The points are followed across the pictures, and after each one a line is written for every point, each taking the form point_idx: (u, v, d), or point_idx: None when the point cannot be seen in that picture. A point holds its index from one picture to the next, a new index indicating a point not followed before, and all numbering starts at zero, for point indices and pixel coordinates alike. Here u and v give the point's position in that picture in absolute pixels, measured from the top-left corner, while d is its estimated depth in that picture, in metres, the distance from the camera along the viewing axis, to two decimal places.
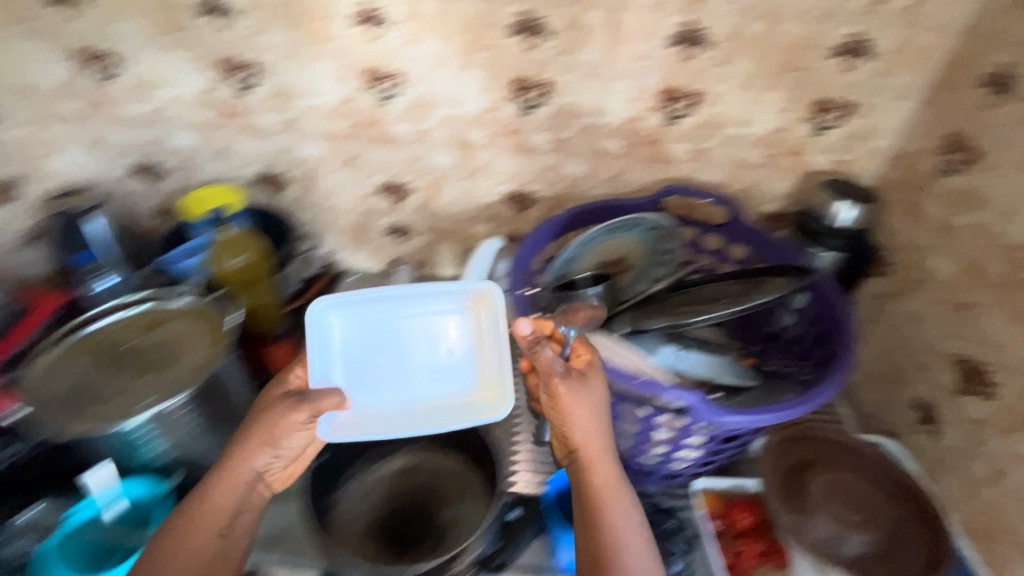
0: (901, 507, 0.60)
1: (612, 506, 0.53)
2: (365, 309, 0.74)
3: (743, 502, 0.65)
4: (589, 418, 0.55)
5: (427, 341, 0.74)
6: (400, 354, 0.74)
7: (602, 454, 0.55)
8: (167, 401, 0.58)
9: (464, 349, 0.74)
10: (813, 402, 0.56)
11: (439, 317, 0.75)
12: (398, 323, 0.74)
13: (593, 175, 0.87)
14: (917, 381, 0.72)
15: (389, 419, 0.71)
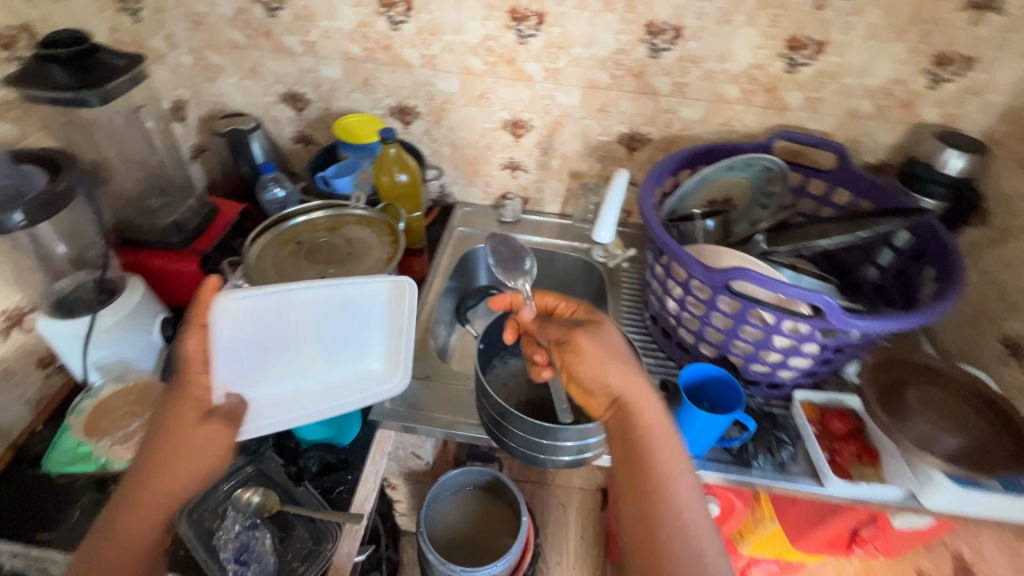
0: (986, 417, 0.69)
1: (658, 452, 0.55)
2: (266, 299, 0.62)
3: (836, 411, 0.75)
4: (615, 366, 0.58)
5: (329, 323, 0.68)
6: (297, 338, 0.67)
7: (642, 400, 0.58)
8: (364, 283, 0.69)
9: (367, 329, 0.71)
10: (929, 314, 0.64)
11: (343, 302, 0.67)
12: (298, 310, 0.65)
13: (706, 120, 0.93)
14: (1010, 320, 0.78)
15: (287, 402, 0.67)
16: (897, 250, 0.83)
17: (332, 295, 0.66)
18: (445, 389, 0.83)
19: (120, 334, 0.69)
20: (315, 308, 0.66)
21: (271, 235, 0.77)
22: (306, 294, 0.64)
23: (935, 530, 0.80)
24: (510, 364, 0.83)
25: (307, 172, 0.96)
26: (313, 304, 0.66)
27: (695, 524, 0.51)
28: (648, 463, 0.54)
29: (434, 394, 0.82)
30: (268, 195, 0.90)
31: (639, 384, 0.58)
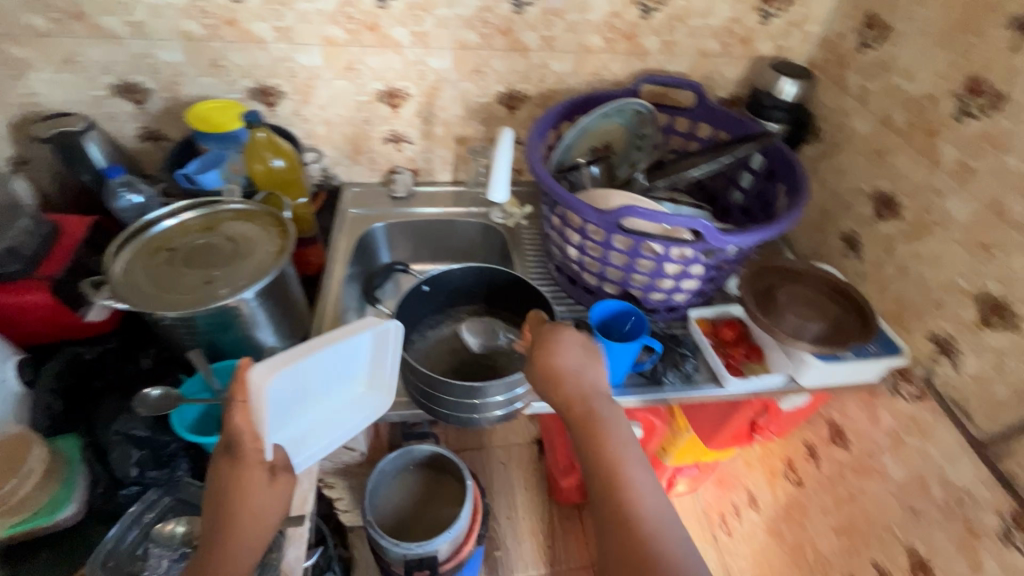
0: (838, 301, 0.82)
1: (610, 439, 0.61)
2: (285, 373, 0.59)
3: (726, 321, 0.85)
4: (566, 375, 0.64)
5: (338, 367, 0.67)
6: (311, 387, 0.65)
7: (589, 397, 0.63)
8: (260, 279, 0.65)
9: (361, 363, 0.70)
10: (786, 223, 0.74)
11: (348, 350, 0.66)
12: (310, 368, 0.63)
13: (576, 73, 0.97)
14: (845, 218, 0.92)
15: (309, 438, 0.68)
16: (755, 171, 0.94)
17: (338, 350, 0.64)
18: None
19: None
20: (327, 362, 0.65)
21: (137, 245, 0.69)
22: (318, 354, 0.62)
23: (811, 405, 0.94)
24: (428, 335, 0.84)
25: (166, 172, 0.87)
26: (324, 359, 0.64)
27: (649, 495, 0.58)
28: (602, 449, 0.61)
29: None
30: (121, 203, 0.80)
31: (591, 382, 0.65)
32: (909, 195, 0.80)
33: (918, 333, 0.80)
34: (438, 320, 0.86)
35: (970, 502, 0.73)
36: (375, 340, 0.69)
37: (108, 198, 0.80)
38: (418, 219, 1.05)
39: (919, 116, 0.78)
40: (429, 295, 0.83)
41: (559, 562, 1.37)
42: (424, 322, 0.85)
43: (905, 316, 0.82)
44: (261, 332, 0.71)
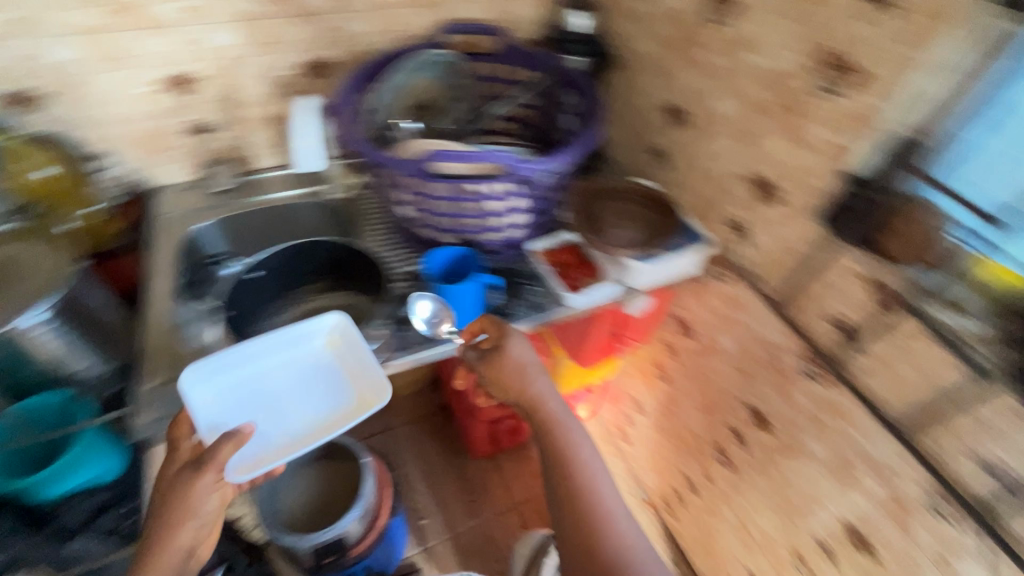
0: (651, 209, 0.91)
1: (565, 434, 0.76)
2: (224, 376, 0.74)
3: (563, 248, 0.91)
4: (519, 375, 0.76)
5: (304, 383, 0.77)
6: (276, 402, 0.75)
7: (543, 398, 0.77)
8: None
9: (329, 379, 0.77)
10: (585, 145, 0.81)
11: (302, 364, 0.78)
12: (266, 380, 0.76)
13: (377, 32, 0.95)
14: (650, 135, 1.02)
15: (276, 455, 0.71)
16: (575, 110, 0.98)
17: (289, 361, 0.78)
18: None
19: None
20: (280, 375, 0.77)
21: None
22: (269, 365, 0.77)
23: (657, 306, 1.05)
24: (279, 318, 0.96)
25: None
26: (275, 372, 0.77)
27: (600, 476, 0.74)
28: (556, 441, 0.75)
29: None
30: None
31: (537, 381, 0.77)
32: (690, 103, 0.90)
33: (717, 222, 0.93)
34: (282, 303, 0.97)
35: (778, 352, 0.88)
36: (330, 353, 0.79)
37: None
38: (244, 209, 0.99)
39: (683, 31, 0.88)
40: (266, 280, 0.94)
41: (484, 511, 1.43)
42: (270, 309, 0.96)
43: (706, 210, 0.94)
44: (64, 359, 0.73)
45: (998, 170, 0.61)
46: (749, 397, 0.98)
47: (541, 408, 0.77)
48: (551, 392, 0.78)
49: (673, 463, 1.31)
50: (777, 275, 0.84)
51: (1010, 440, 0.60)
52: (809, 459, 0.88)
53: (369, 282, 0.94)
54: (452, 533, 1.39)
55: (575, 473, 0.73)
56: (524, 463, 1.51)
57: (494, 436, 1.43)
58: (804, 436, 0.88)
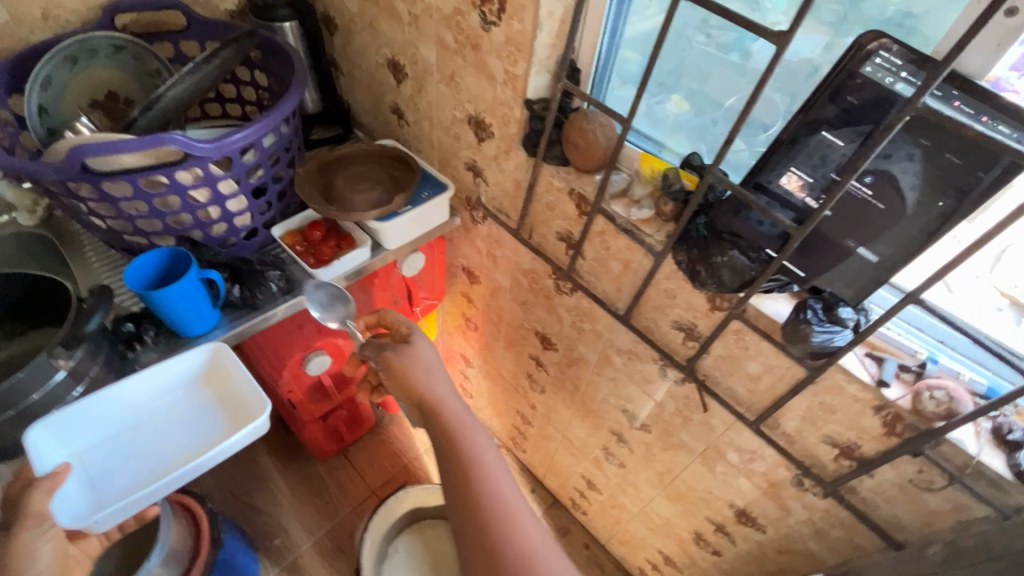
0: (390, 168, 0.92)
1: (471, 430, 0.77)
2: (83, 429, 0.68)
3: (310, 224, 0.88)
4: (428, 374, 0.77)
5: (184, 417, 0.74)
6: (146, 440, 0.72)
7: (445, 398, 0.77)
8: None
9: (211, 409, 0.75)
10: (283, 111, 0.76)
11: (183, 399, 0.75)
12: (145, 422, 0.73)
13: (19, 21, 0.81)
14: (384, 93, 1.00)
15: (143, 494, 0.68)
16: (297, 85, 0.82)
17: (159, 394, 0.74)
18: None
19: None
20: (157, 415, 0.73)
21: None
22: (145, 406, 0.73)
23: (433, 259, 1.09)
24: None
25: None
26: (152, 414, 0.73)
27: (499, 472, 0.76)
28: (459, 439, 0.76)
29: None
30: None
31: (440, 383, 0.78)
32: (401, 54, 0.90)
33: (460, 166, 0.95)
34: None
35: (538, 277, 0.94)
36: (210, 381, 0.76)
37: None
38: None
39: None
40: None
41: (342, 509, 1.38)
42: None
43: (449, 156, 0.96)
44: None
45: (675, 81, 0.70)
46: (534, 324, 1.04)
47: (445, 407, 0.77)
48: (452, 392, 0.79)
49: (507, 405, 1.37)
50: (515, 206, 0.89)
51: (690, 303, 0.71)
52: (587, 365, 0.97)
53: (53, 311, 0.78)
54: (312, 542, 1.32)
55: (473, 471, 0.74)
56: (374, 445, 1.50)
57: (333, 430, 1.37)
58: (579, 346, 0.96)
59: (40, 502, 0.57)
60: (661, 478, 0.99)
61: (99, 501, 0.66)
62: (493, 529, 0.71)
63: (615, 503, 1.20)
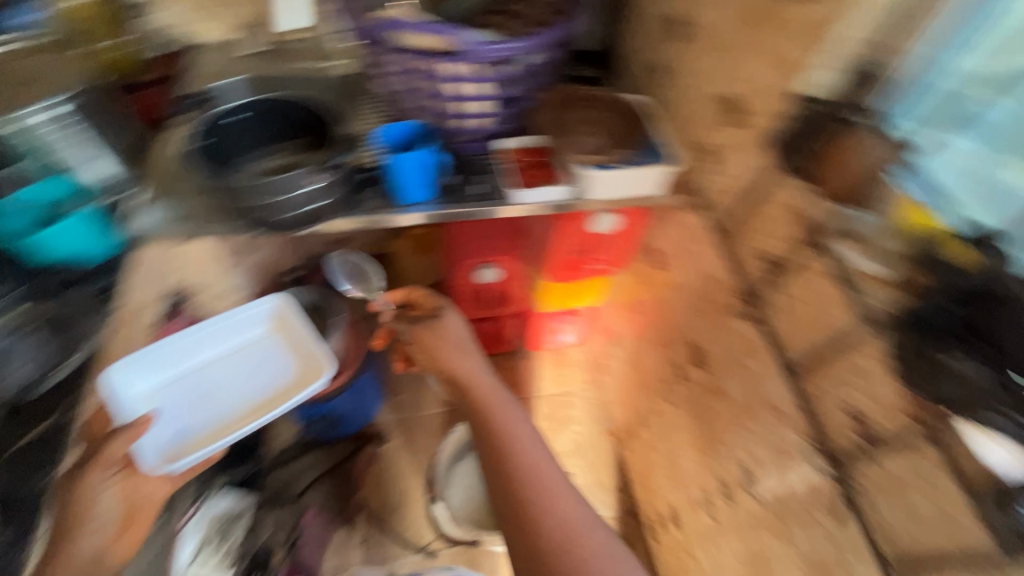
0: (626, 124, 0.90)
1: (498, 408, 0.89)
2: (157, 369, 0.86)
3: (531, 149, 0.92)
4: (458, 352, 0.97)
5: (249, 365, 0.92)
6: (216, 386, 0.90)
7: (474, 376, 0.94)
8: (57, 111, 0.78)
9: (272, 355, 0.93)
10: (551, 38, 0.82)
11: (244, 352, 0.92)
12: (213, 366, 0.91)
13: None
14: (650, 45, 0.98)
15: (218, 434, 0.85)
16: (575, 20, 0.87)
17: (227, 349, 0.92)
18: (197, 205, 0.84)
19: None
20: (222, 361, 0.91)
21: None
22: (213, 356, 0.91)
23: (630, 228, 1.08)
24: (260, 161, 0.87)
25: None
26: (218, 359, 0.91)
27: (547, 465, 0.81)
28: (487, 414, 0.88)
29: (191, 203, 0.84)
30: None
31: (469, 361, 0.96)
32: (687, 8, 0.86)
33: (693, 141, 0.89)
34: (270, 151, 0.89)
35: (718, 287, 0.86)
36: (269, 336, 0.94)
37: None
38: (275, 69, 1.02)
39: None
40: (250, 122, 0.88)
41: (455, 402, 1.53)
42: (257, 154, 0.89)
43: (687, 127, 0.90)
44: (69, 155, 0.80)
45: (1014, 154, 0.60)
46: (693, 333, 0.97)
47: (474, 384, 0.93)
48: (484, 371, 0.95)
49: (632, 398, 1.33)
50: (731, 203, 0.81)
51: (876, 392, 0.61)
52: (728, 400, 0.87)
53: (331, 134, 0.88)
54: (423, 413, 1.51)
55: (505, 450, 0.82)
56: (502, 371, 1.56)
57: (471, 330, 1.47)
58: (726, 378, 0.86)
59: (117, 447, 0.70)
60: (751, 560, 0.85)
61: (176, 436, 0.84)
62: (532, 505, 0.76)
63: (689, 549, 1.10)
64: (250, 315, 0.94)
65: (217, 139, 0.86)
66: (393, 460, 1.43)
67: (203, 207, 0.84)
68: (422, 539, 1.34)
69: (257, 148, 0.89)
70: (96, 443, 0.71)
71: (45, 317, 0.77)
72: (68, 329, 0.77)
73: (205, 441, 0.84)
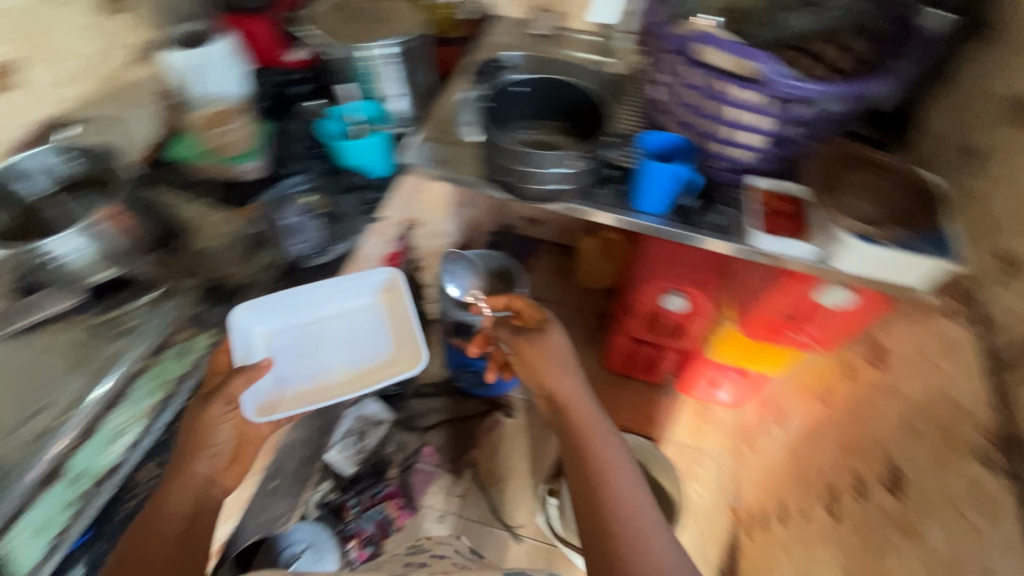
0: (911, 204, 0.79)
1: (594, 437, 0.84)
2: (277, 313, 0.78)
3: (786, 197, 0.86)
4: (559, 371, 0.91)
5: (351, 332, 0.82)
6: (321, 346, 0.80)
7: (574, 398, 0.89)
8: (388, 47, 0.88)
9: (379, 329, 0.83)
10: (863, 91, 0.76)
11: (349, 318, 0.83)
12: (323, 323, 0.82)
13: None
14: (968, 123, 0.84)
15: (316, 398, 0.75)
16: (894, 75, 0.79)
17: (339, 309, 0.83)
18: (456, 151, 0.94)
19: (223, 61, 0.90)
20: (333, 320, 0.83)
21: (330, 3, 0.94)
22: (317, 316, 0.82)
23: (857, 312, 0.97)
24: (521, 130, 0.96)
25: None
26: (329, 318, 0.82)
27: (646, 512, 0.77)
28: (584, 442, 0.84)
29: (455, 148, 0.95)
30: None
31: (569, 380, 0.91)
32: None
33: (994, 244, 0.76)
34: (530, 124, 0.97)
35: (963, 419, 0.73)
36: (380, 308, 0.85)
37: None
38: (549, 51, 1.11)
39: None
40: (524, 95, 0.95)
41: None
42: (519, 123, 0.97)
43: (990, 228, 0.77)
44: (389, 86, 0.93)
45: None
46: (900, 454, 0.83)
47: (573, 405, 0.88)
48: (583, 395, 0.90)
49: (777, 485, 1.21)
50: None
51: None
52: (924, 547, 0.74)
53: (591, 127, 0.93)
54: None
55: (598, 479, 0.79)
56: (641, 397, 1.52)
57: (629, 355, 1.45)
58: (933, 523, 0.73)
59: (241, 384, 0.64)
60: None
61: (273, 388, 0.74)
62: (632, 558, 0.72)
63: None
64: (366, 279, 0.85)
65: (495, 101, 0.93)
66: (511, 438, 1.48)
67: (464, 153, 0.94)
68: (513, 519, 1.38)
69: (521, 119, 0.97)
70: (234, 370, 0.66)
71: (328, 211, 0.88)
72: (342, 228, 0.87)
73: (301, 400, 0.74)
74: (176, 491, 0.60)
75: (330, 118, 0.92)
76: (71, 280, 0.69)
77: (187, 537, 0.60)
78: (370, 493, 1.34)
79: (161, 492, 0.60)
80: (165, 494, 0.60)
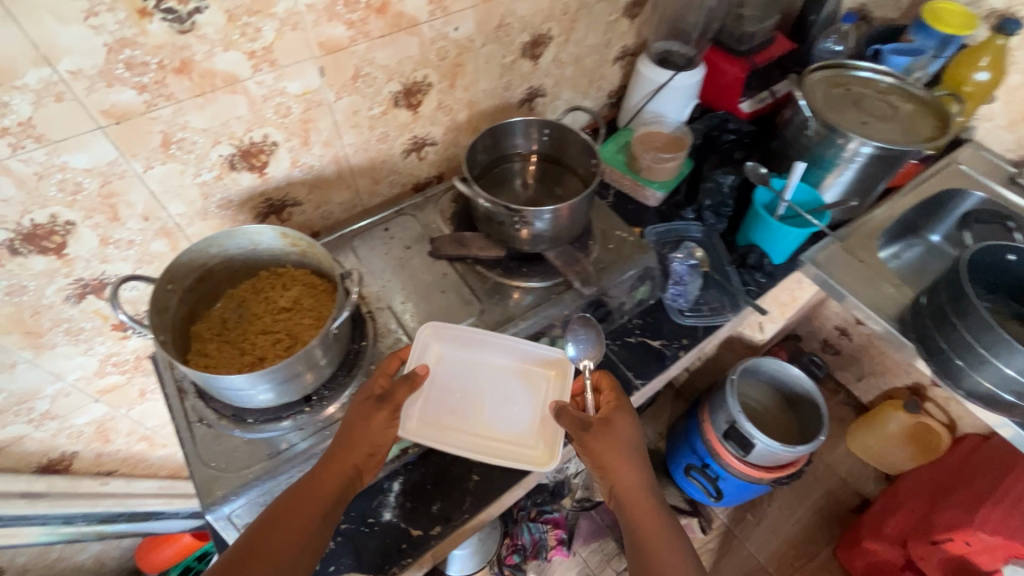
0: None
1: (662, 546, 0.57)
2: (460, 338, 0.70)
3: None
4: (623, 463, 0.61)
5: (506, 394, 0.70)
6: (473, 389, 0.70)
7: (642, 494, 0.60)
8: (865, 142, 0.75)
9: (530, 405, 0.70)
10: None
11: (512, 376, 0.71)
12: (488, 366, 0.71)
13: None
14: None
15: (443, 437, 0.65)
16: None
17: (508, 363, 0.71)
18: (870, 274, 0.84)
19: (684, 91, 0.90)
20: (497, 369, 0.71)
21: (828, 73, 0.86)
22: (490, 360, 0.71)
23: None
24: (983, 296, 0.77)
25: (869, 49, 0.96)
26: (495, 365, 0.71)
27: None
28: (649, 552, 0.57)
29: (877, 278, 0.84)
30: (846, 72, 0.86)
31: (639, 475, 0.61)
32: None
33: None
34: (994, 295, 0.79)
35: None
36: (543, 384, 0.71)
37: (818, 40, 0.96)
38: None
39: None
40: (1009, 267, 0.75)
41: None
42: (987, 287, 0.78)
43: None
44: (837, 181, 0.83)
45: None
46: None
47: (641, 503, 0.60)
48: (649, 485, 0.61)
49: None
50: None
51: None
52: None
53: None
54: (752, 553, 1.30)
55: None
56: None
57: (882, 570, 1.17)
58: None
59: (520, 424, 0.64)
60: None
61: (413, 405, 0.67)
62: None
63: None
64: (547, 347, 0.72)
65: (984, 257, 0.75)
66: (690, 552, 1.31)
67: (887, 288, 0.83)
68: None
69: (990, 287, 0.78)
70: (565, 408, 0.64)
71: (707, 272, 0.85)
72: (719, 299, 0.82)
73: (425, 432, 0.65)
74: (332, 465, 0.55)
75: (767, 189, 0.83)
76: (508, 238, 0.72)
77: (326, 516, 0.54)
78: (540, 508, 1.31)
79: (322, 462, 0.56)
80: (320, 467, 0.56)
